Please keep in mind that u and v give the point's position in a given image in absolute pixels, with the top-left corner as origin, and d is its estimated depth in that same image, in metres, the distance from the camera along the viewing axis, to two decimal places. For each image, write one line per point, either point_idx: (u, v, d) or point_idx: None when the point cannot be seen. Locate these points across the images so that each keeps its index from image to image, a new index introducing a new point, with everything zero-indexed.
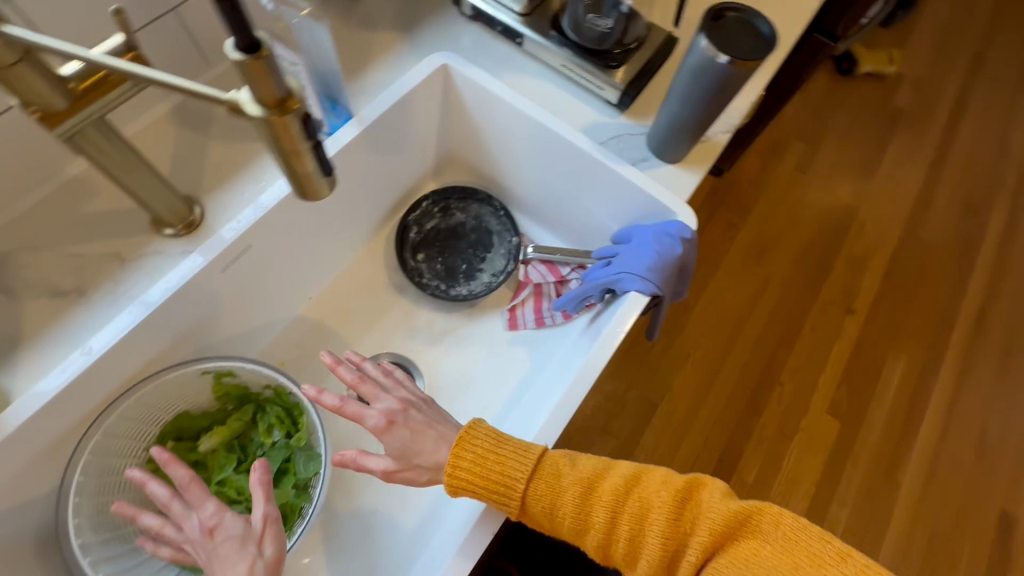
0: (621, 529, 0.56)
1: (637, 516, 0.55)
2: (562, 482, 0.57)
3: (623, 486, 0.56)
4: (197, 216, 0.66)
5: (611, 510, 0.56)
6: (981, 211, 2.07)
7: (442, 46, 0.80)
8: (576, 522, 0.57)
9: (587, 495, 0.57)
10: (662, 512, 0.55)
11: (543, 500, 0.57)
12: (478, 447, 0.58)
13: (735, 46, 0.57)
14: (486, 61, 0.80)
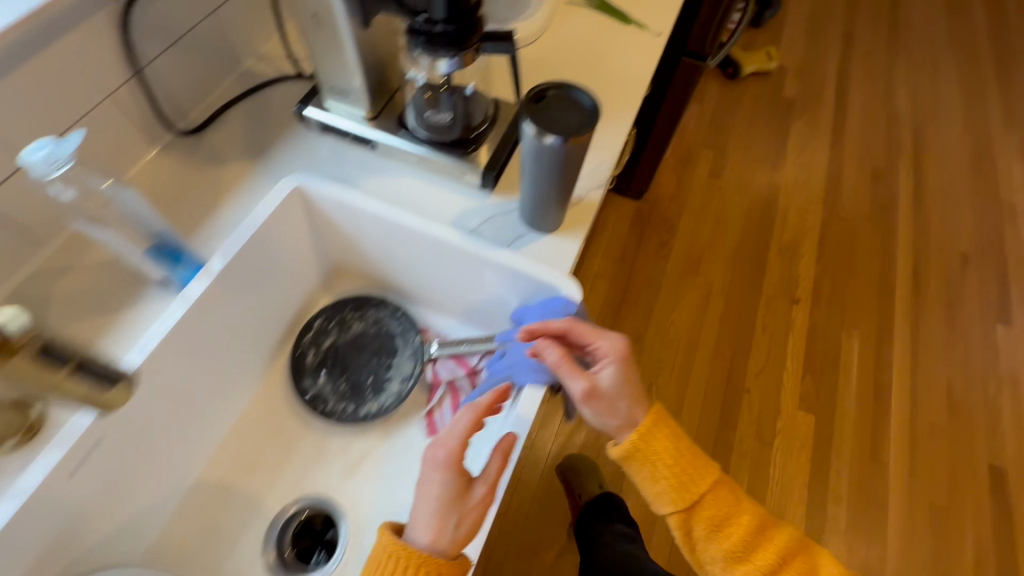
0: (757, 553, 0.68)
1: (762, 547, 0.68)
2: (745, 514, 0.69)
3: (764, 527, 0.69)
4: (38, 416, 0.61)
5: (753, 526, 0.68)
6: (889, 174, 2.16)
7: (296, 166, 0.77)
8: (709, 524, 0.67)
9: (729, 508, 0.68)
10: (781, 548, 0.69)
11: (721, 512, 0.68)
12: (665, 430, 0.67)
13: (560, 122, 0.56)
14: (343, 170, 0.77)
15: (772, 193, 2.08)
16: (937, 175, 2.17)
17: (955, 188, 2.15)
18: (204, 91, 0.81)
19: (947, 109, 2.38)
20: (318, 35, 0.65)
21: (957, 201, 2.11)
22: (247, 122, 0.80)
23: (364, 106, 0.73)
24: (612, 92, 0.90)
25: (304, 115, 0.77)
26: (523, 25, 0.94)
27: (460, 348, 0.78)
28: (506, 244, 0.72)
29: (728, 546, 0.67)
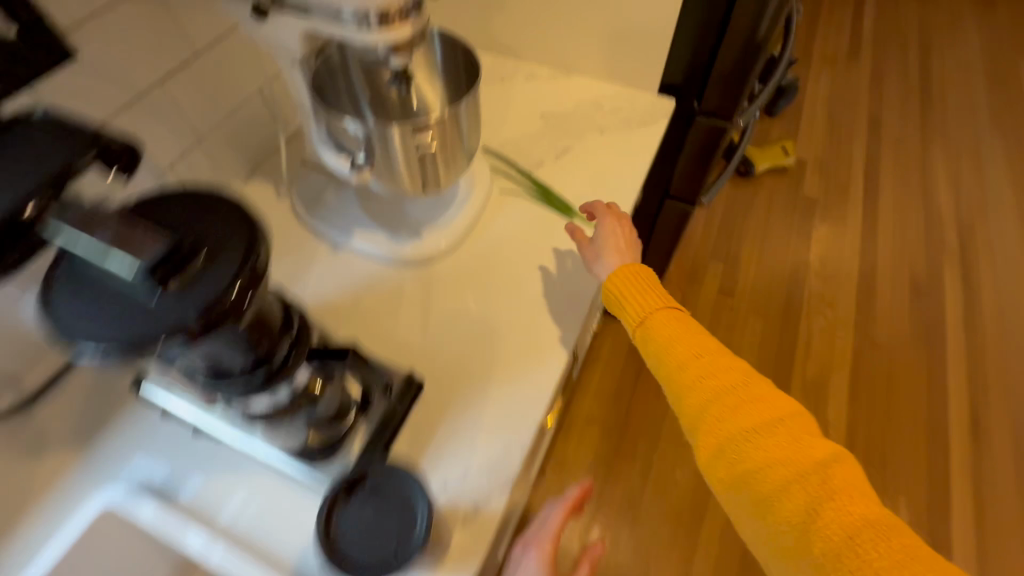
0: (767, 442, 0.58)
1: (768, 431, 0.58)
2: (760, 403, 0.60)
3: (776, 405, 0.60)
4: None
5: (758, 411, 0.60)
6: (931, 289, 1.89)
7: (126, 459, 0.62)
8: (716, 435, 0.60)
9: (679, 329, 0.67)
10: (775, 427, 0.58)
11: (672, 332, 0.67)
12: (650, 291, 0.71)
13: (380, 539, 0.53)
14: (179, 468, 0.61)
15: (793, 312, 1.82)
16: (989, 289, 1.89)
17: (1012, 305, 1.86)
18: None
19: (996, 206, 2.11)
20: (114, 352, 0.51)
21: (1016, 322, 1.82)
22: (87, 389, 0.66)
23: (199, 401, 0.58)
24: (544, 326, 0.72)
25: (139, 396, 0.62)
26: (443, 230, 0.79)
27: None
28: None
29: (732, 453, 0.59)
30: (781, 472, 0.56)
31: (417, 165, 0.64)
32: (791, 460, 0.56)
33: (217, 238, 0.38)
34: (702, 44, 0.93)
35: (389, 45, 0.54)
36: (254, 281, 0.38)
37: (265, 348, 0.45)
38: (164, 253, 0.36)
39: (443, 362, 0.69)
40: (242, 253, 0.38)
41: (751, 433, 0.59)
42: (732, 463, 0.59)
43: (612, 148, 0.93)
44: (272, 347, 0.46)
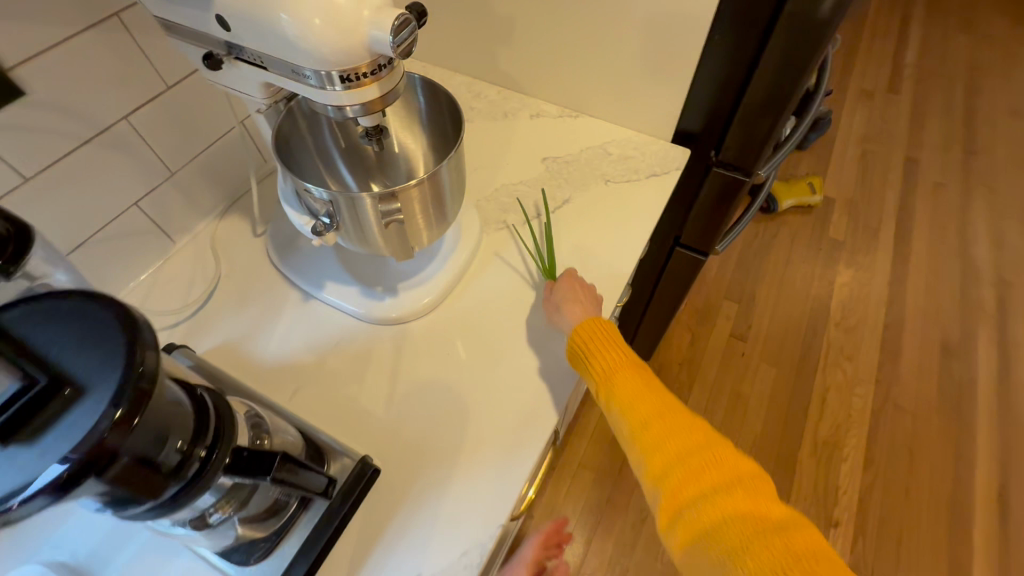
0: (749, 514, 0.56)
1: (747, 503, 0.57)
2: (735, 475, 0.59)
3: (747, 477, 0.59)
4: None
5: (732, 481, 0.58)
6: (961, 348, 1.77)
7: (46, 533, 0.57)
8: (687, 500, 0.58)
9: (645, 392, 0.64)
10: (751, 502, 0.57)
11: (636, 383, 0.64)
12: (617, 349, 0.66)
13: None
14: (105, 551, 0.55)
15: (810, 365, 1.71)
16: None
17: None
18: None
19: None
20: None
21: None
22: None
23: None
24: (519, 407, 0.65)
25: None
26: (422, 288, 0.72)
27: None
28: None
29: (711, 524, 0.56)
30: (764, 534, 0.55)
31: (388, 233, 0.59)
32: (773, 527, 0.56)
33: (86, 363, 0.33)
34: (723, 96, 0.85)
35: (360, 106, 0.50)
36: (139, 404, 0.32)
37: (168, 480, 0.38)
38: (17, 389, 0.32)
39: (406, 442, 0.63)
40: (120, 368, 0.32)
41: (732, 505, 0.57)
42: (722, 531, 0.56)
43: (617, 201, 0.86)
44: (179, 470, 0.39)
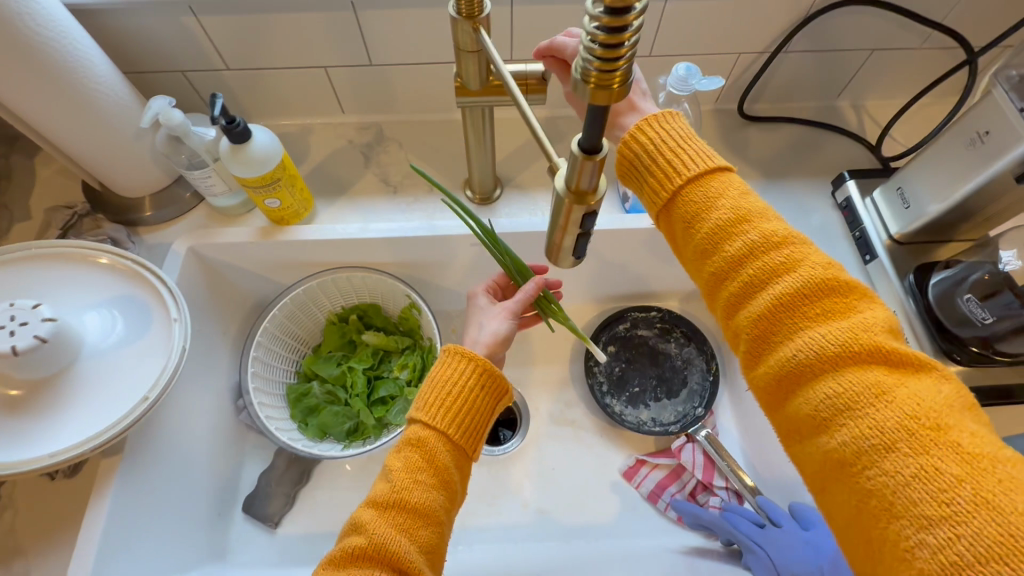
0: (666, 192, 0.48)
1: (667, 154, 0.48)
2: (682, 174, 0.47)
3: (743, 226, 0.44)
4: (494, 196, 0.74)
5: (748, 263, 0.43)
6: None
7: (779, 201, 0.74)
8: (745, 331, 0.43)
9: (743, 233, 0.44)
10: (807, 315, 0.41)
11: (767, 337, 0.42)
12: (688, 163, 0.47)
13: None
14: (813, 247, 0.71)
15: None
16: None
17: None
18: (788, 96, 0.80)
19: None
20: (955, 155, 0.58)
21: None
22: (793, 146, 0.78)
23: (903, 229, 0.65)
24: None
25: (844, 187, 0.72)
26: None
27: (717, 455, 0.71)
28: None
29: (766, 357, 0.43)
30: (835, 383, 0.39)
31: None
32: (817, 325, 0.41)
33: None
34: None
35: None
36: None
37: None
38: None
39: None
40: None
41: (652, 157, 0.48)
42: (784, 402, 0.42)
43: None
44: None
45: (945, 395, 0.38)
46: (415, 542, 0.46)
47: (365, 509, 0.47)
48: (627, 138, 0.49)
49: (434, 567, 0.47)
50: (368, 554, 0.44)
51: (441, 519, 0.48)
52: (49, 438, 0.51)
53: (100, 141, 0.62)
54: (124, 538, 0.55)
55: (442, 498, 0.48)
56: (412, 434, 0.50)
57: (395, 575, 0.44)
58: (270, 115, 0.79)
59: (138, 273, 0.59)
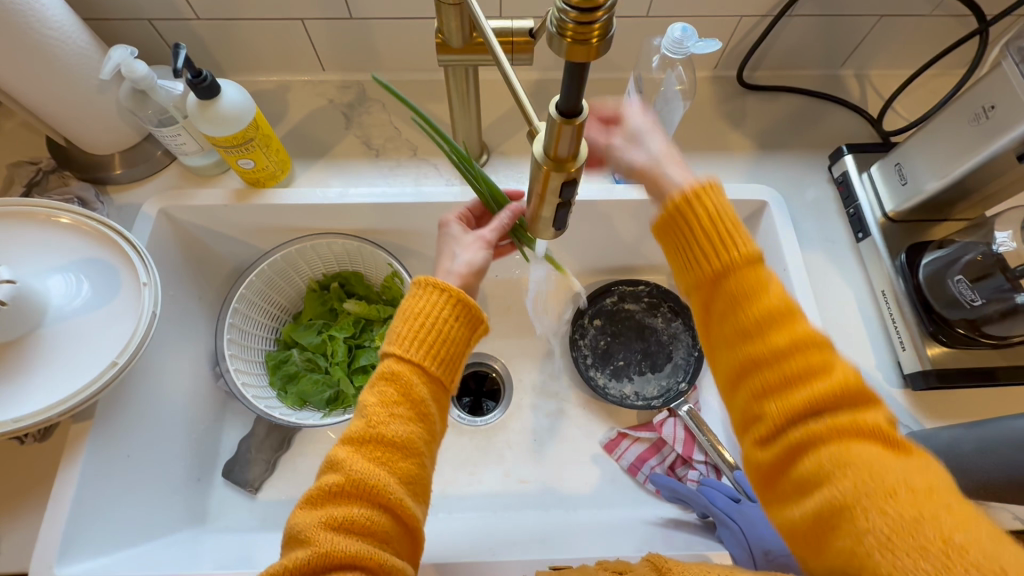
0: (712, 265, 0.44)
1: (721, 227, 0.44)
2: (737, 249, 0.43)
3: (790, 320, 0.41)
4: (480, 162, 0.71)
5: (788, 350, 0.40)
6: None
7: (774, 174, 0.72)
8: (758, 401, 0.41)
9: (754, 295, 0.42)
10: (809, 379, 0.39)
11: (767, 402, 0.40)
12: (711, 219, 0.44)
13: None
14: (807, 223, 0.69)
15: None
16: None
17: None
18: (789, 64, 0.76)
19: None
20: (958, 130, 0.55)
21: None
22: (791, 117, 0.75)
23: (898, 206, 0.63)
24: None
25: (842, 161, 0.69)
26: None
27: (698, 431, 0.72)
28: None
29: (780, 434, 0.40)
30: (856, 466, 0.36)
31: None
32: (822, 393, 0.39)
33: None
34: None
35: None
36: None
37: None
38: None
39: None
40: None
41: (705, 231, 0.44)
42: (778, 468, 0.40)
43: None
44: None
45: (940, 479, 0.36)
46: (394, 474, 0.45)
47: (340, 446, 0.46)
48: (675, 196, 0.45)
49: (416, 497, 0.47)
50: (347, 490, 0.44)
51: (421, 452, 0.47)
52: (15, 403, 0.50)
53: (60, 95, 0.59)
54: (96, 503, 0.54)
55: (420, 431, 0.47)
56: (385, 369, 0.49)
57: (377, 504, 0.44)
58: (246, 70, 0.75)
59: (105, 236, 0.57)
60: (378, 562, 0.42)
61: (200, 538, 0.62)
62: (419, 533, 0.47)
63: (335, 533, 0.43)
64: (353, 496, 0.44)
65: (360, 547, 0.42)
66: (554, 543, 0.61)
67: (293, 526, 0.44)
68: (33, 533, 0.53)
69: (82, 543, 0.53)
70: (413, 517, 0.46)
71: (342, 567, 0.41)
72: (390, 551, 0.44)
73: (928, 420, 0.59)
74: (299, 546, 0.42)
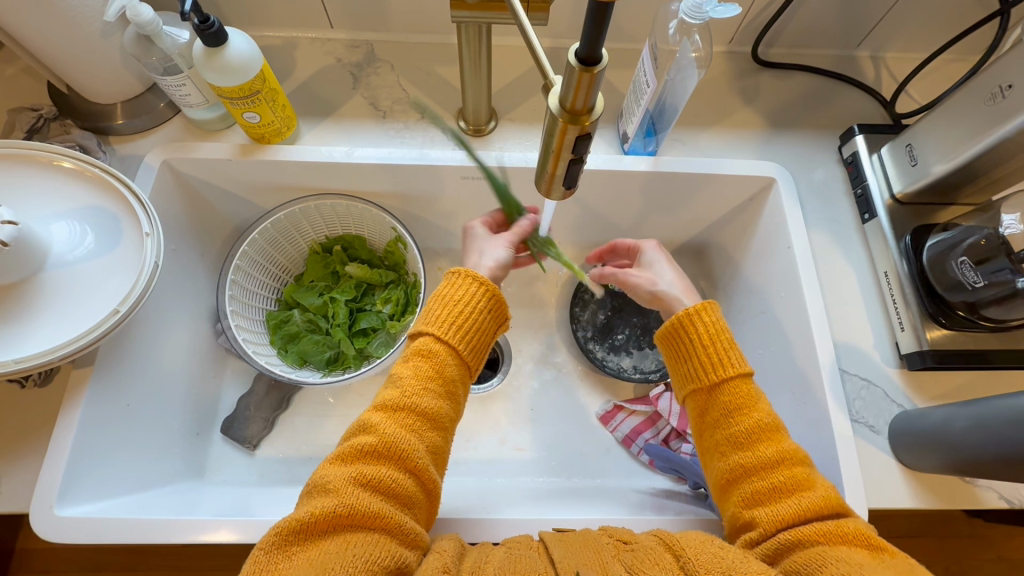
0: (707, 384, 0.53)
1: (719, 345, 0.54)
2: (731, 367, 0.53)
3: (774, 434, 0.50)
4: (487, 129, 0.70)
5: (775, 463, 0.48)
6: None
7: (781, 153, 0.71)
8: (748, 504, 0.48)
9: (748, 415, 0.51)
10: (791, 489, 0.47)
11: (759, 512, 0.47)
12: (708, 348, 0.54)
13: None
14: (813, 204, 0.69)
15: None
16: None
17: None
18: (804, 42, 0.75)
19: None
20: (970, 110, 0.55)
21: None
22: (804, 96, 0.75)
23: (905, 188, 0.63)
24: None
25: (852, 142, 0.69)
26: None
27: None
28: (853, 415, 0.59)
29: (771, 539, 0.45)
30: (848, 565, 0.40)
31: None
32: (803, 505, 0.45)
33: None
34: None
35: None
36: None
37: None
38: None
39: None
40: None
41: (705, 354, 0.54)
42: None
43: None
44: None
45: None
46: (423, 442, 0.48)
47: (372, 412, 0.49)
48: (682, 314, 0.56)
49: (437, 467, 0.49)
50: (378, 452, 0.45)
51: (447, 427, 0.50)
52: (17, 345, 0.49)
53: (61, 37, 0.57)
54: (95, 452, 0.55)
55: (447, 407, 0.50)
56: (422, 346, 0.52)
57: (406, 471, 0.46)
58: (251, 24, 0.73)
59: (108, 183, 0.56)
60: (397, 522, 0.43)
61: (198, 490, 0.63)
62: (432, 504, 0.49)
63: (362, 489, 0.44)
64: (383, 457, 0.45)
65: (384, 505, 0.43)
66: (547, 507, 0.62)
67: (321, 478, 0.45)
68: (34, 475, 0.54)
69: (81, 489, 0.53)
70: (434, 485, 0.48)
71: (364, 524, 0.42)
72: (409, 515, 0.45)
73: (921, 399, 0.59)
74: (324, 497, 0.43)
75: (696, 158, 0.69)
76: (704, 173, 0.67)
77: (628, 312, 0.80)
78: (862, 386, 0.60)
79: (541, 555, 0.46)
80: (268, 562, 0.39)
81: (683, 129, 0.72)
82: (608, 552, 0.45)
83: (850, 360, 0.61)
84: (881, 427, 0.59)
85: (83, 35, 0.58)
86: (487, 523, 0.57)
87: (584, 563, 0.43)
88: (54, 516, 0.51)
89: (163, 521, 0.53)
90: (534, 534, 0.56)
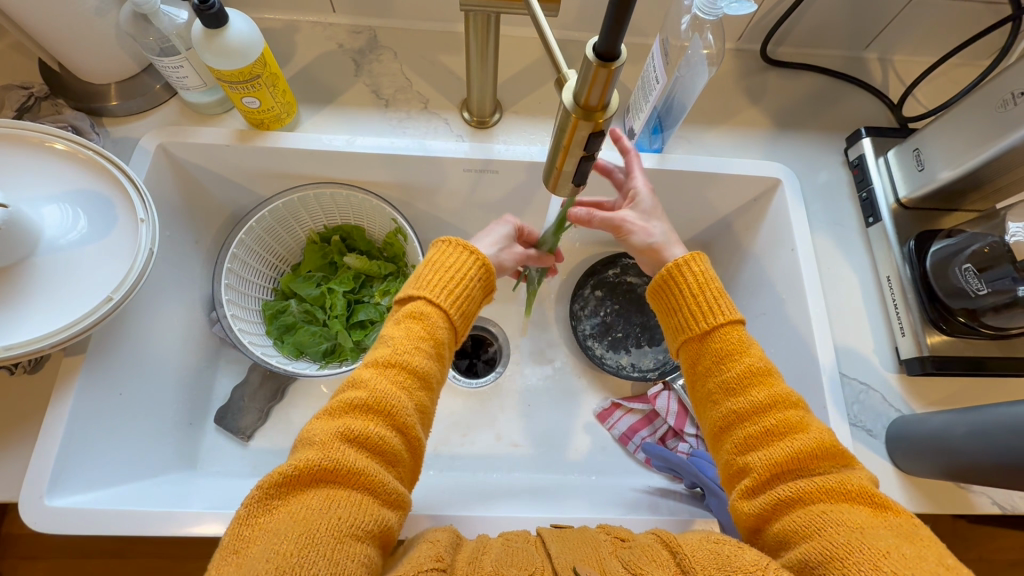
0: (699, 332, 0.52)
1: (709, 295, 0.53)
2: (721, 315, 0.52)
3: (766, 378, 0.49)
4: (492, 121, 0.69)
5: (766, 407, 0.47)
6: None
7: (786, 154, 0.71)
8: (741, 451, 0.47)
9: (739, 361, 0.50)
10: (786, 436, 0.46)
11: (754, 457, 0.46)
12: (698, 296, 0.53)
13: None
14: (817, 206, 0.68)
15: None
16: None
17: None
18: (814, 42, 0.75)
19: None
20: (979, 118, 0.55)
21: None
22: (811, 97, 0.74)
23: (911, 193, 0.63)
24: None
25: (858, 145, 0.69)
26: None
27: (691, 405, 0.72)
28: (851, 418, 0.59)
29: (769, 489, 0.45)
30: (850, 528, 0.40)
31: None
32: (798, 454, 0.45)
33: None
34: None
35: None
36: None
37: None
38: None
39: None
40: None
41: (695, 303, 0.53)
42: (771, 533, 0.44)
43: None
44: None
45: (918, 534, 0.40)
46: (412, 400, 0.46)
47: (363, 368, 0.47)
48: (671, 267, 0.55)
49: (423, 426, 0.47)
50: (369, 406, 0.44)
51: (433, 387, 0.49)
52: (5, 331, 0.48)
53: (54, 13, 0.55)
54: (86, 440, 0.54)
55: (436, 367, 0.49)
56: (415, 308, 0.50)
57: (394, 430, 0.44)
58: (251, 6, 0.71)
59: (102, 166, 0.55)
60: (381, 481, 0.42)
61: (190, 480, 0.62)
62: (416, 465, 0.47)
63: (349, 446, 0.42)
64: (372, 413, 0.43)
65: (369, 463, 0.42)
66: (544, 503, 0.62)
67: (309, 433, 0.43)
68: (24, 463, 0.53)
69: (70, 478, 0.52)
70: (417, 443, 0.46)
71: (348, 481, 0.40)
72: (393, 474, 0.44)
73: (919, 403, 0.60)
74: (309, 449, 0.41)
75: (700, 156, 0.68)
76: (710, 172, 0.67)
77: (628, 310, 0.80)
78: (861, 390, 0.60)
79: (538, 548, 0.46)
80: (248, 515, 0.39)
81: (689, 127, 0.71)
82: (605, 549, 0.45)
83: (850, 364, 0.61)
84: (879, 430, 0.59)
85: (76, 11, 0.56)
86: (485, 517, 0.57)
87: (581, 559, 0.43)
88: (44, 506, 0.50)
89: (155, 512, 0.52)
90: (530, 529, 0.56)
